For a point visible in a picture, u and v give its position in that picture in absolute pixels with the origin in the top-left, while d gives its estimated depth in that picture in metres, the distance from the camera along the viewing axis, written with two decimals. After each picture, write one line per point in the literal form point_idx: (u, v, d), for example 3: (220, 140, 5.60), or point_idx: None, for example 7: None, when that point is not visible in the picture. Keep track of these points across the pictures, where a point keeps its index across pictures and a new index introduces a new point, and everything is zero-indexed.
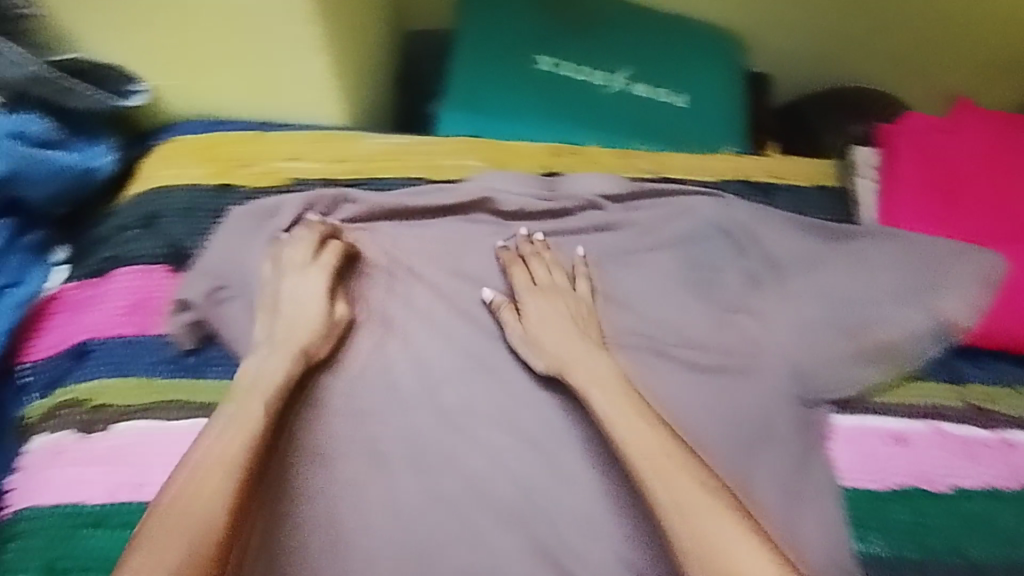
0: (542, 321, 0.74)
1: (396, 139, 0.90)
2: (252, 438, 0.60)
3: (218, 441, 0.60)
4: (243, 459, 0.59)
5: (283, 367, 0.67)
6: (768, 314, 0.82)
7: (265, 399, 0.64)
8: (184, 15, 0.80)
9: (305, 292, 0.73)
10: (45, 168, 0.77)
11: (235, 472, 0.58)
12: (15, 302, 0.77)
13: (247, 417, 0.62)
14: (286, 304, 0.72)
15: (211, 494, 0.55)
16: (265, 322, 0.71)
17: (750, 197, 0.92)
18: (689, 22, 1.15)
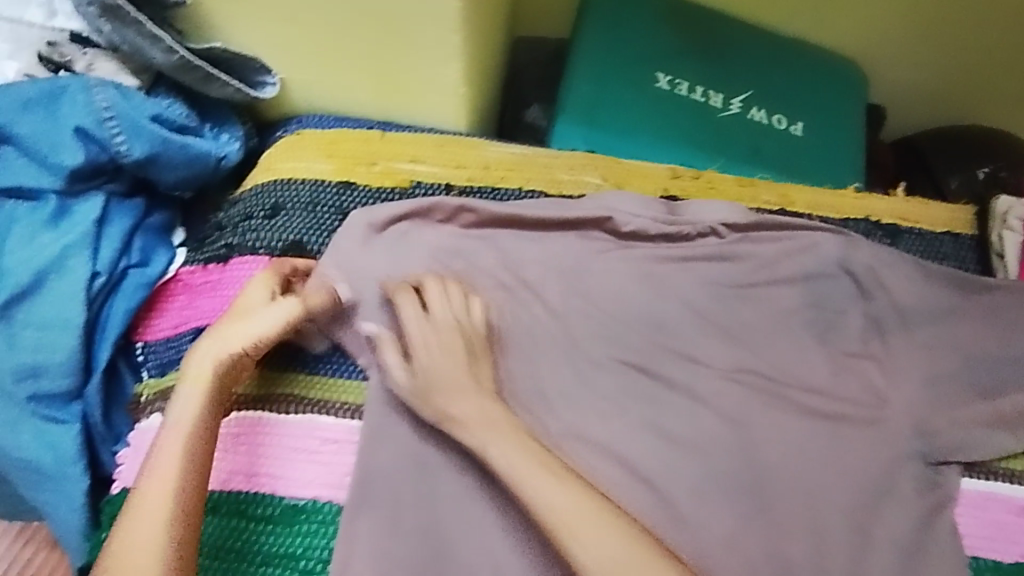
0: (427, 353, 0.70)
1: (516, 150, 0.89)
2: (166, 515, 0.60)
3: (153, 485, 0.62)
4: (167, 540, 0.59)
5: (195, 420, 0.65)
6: (896, 365, 0.79)
7: (177, 464, 0.63)
8: (323, 17, 0.79)
9: (240, 320, 0.70)
10: (183, 154, 0.78)
11: (155, 553, 0.59)
12: (140, 282, 0.79)
13: (168, 489, 0.62)
14: (219, 333, 0.69)
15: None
16: (204, 353, 0.68)
17: (876, 238, 0.88)
18: (814, 50, 1.11)
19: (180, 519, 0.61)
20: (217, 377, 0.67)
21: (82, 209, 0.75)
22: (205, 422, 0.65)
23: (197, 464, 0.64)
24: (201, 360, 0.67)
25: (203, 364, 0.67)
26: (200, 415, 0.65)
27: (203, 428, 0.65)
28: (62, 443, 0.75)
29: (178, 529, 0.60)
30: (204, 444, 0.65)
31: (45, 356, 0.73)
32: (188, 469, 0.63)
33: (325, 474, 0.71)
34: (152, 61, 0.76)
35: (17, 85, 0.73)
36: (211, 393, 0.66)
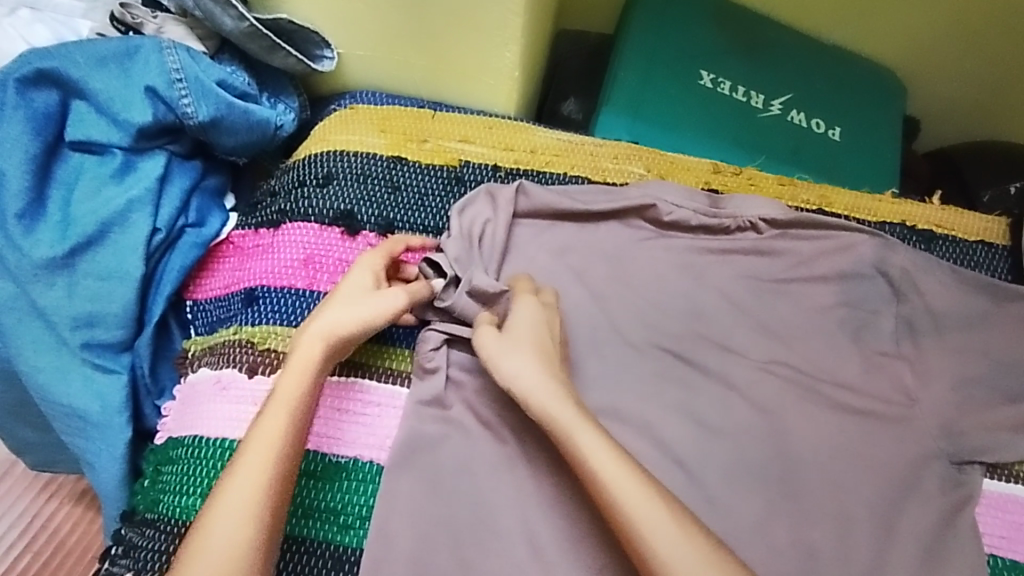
0: (505, 350, 0.67)
1: (564, 137, 0.92)
2: (258, 490, 0.59)
3: (250, 464, 0.60)
4: (257, 515, 0.59)
5: (298, 397, 0.64)
6: (924, 366, 0.81)
7: (275, 439, 0.62)
8: (382, 6, 0.82)
9: (346, 296, 0.70)
10: (245, 120, 0.81)
11: (245, 529, 0.58)
12: (195, 241, 0.81)
13: (264, 465, 0.61)
14: (328, 312, 0.68)
15: (210, 557, 0.56)
16: (315, 329, 0.67)
17: (911, 243, 0.89)
18: (856, 59, 1.13)
19: (272, 496, 0.60)
20: (325, 356, 0.67)
21: (145, 166, 0.78)
22: (309, 401, 0.65)
23: (294, 441, 0.63)
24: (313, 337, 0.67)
25: (312, 340, 0.67)
26: (303, 394, 0.65)
27: (302, 410, 0.64)
28: (109, 393, 0.77)
29: (268, 506, 0.59)
30: (304, 423, 0.64)
31: (102, 305, 0.75)
32: (284, 446, 0.62)
33: (368, 435, 0.73)
34: (223, 28, 0.79)
35: (93, 42, 0.76)
36: (316, 372, 0.66)
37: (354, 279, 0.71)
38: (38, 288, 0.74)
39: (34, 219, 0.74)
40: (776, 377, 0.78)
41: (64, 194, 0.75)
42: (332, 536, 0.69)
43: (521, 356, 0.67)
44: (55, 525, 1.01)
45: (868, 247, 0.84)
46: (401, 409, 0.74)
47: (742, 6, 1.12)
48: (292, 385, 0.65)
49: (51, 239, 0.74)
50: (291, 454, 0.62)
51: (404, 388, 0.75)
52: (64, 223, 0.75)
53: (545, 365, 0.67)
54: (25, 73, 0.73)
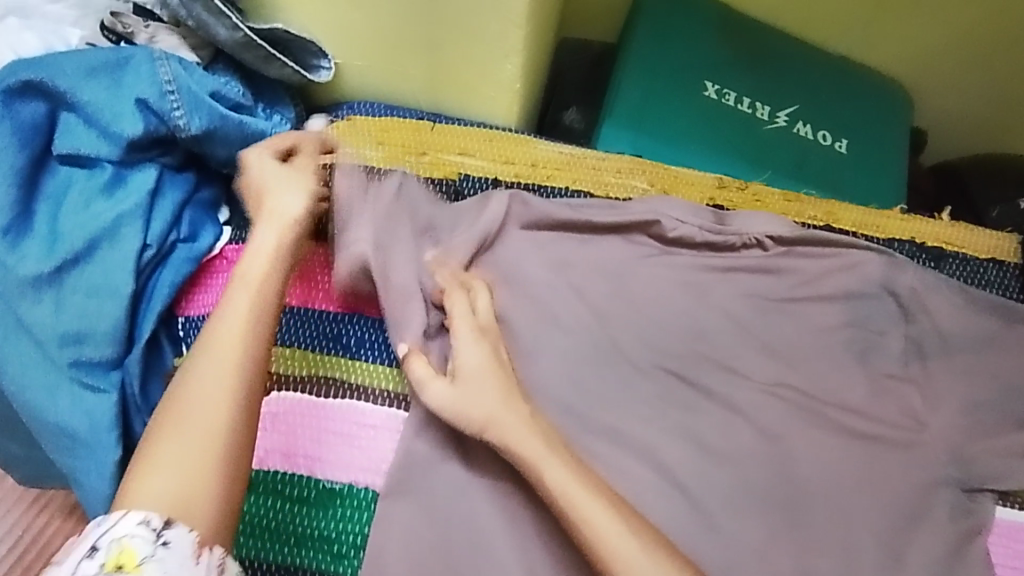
0: (466, 394, 0.66)
1: (566, 149, 0.90)
2: (231, 381, 0.61)
3: (208, 365, 0.61)
4: (235, 388, 0.61)
5: (260, 279, 0.67)
6: (932, 389, 0.79)
7: (244, 322, 0.64)
8: (380, 19, 0.81)
9: (280, 190, 0.73)
10: (239, 132, 0.79)
11: (225, 392, 0.60)
12: (187, 256, 0.79)
13: (236, 338, 0.63)
14: (279, 204, 0.71)
15: (191, 427, 0.58)
16: (268, 226, 0.70)
17: (920, 261, 0.87)
18: (862, 71, 1.11)
19: (248, 370, 0.62)
20: (281, 245, 0.69)
21: (136, 180, 0.75)
22: (274, 285, 0.67)
23: (265, 318, 0.65)
24: (271, 227, 0.70)
25: (267, 231, 0.70)
26: (266, 274, 0.67)
27: (264, 312, 0.65)
28: (97, 411, 0.74)
29: (246, 381, 0.61)
30: (270, 305, 0.66)
31: (90, 323, 0.73)
32: (254, 335, 0.64)
33: (362, 460, 0.71)
34: (216, 38, 0.77)
35: (83, 52, 0.74)
36: (277, 257, 0.69)
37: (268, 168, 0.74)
38: (24, 304, 0.72)
39: (21, 234, 0.72)
40: (781, 400, 0.76)
41: (52, 208, 0.73)
42: (325, 566, 0.67)
43: (481, 393, 0.66)
44: (46, 538, 1.00)
45: (875, 265, 0.82)
46: (397, 434, 0.72)
47: (747, 16, 1.10)
48: (253, 274, 0.67)
49: (38, 254, 0.72)
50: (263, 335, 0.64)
51: (401, 412, 0.73)
52: (51, 237, 0.72)
53: (504, 396, 0.66)
54: (11, 84, 0.71)
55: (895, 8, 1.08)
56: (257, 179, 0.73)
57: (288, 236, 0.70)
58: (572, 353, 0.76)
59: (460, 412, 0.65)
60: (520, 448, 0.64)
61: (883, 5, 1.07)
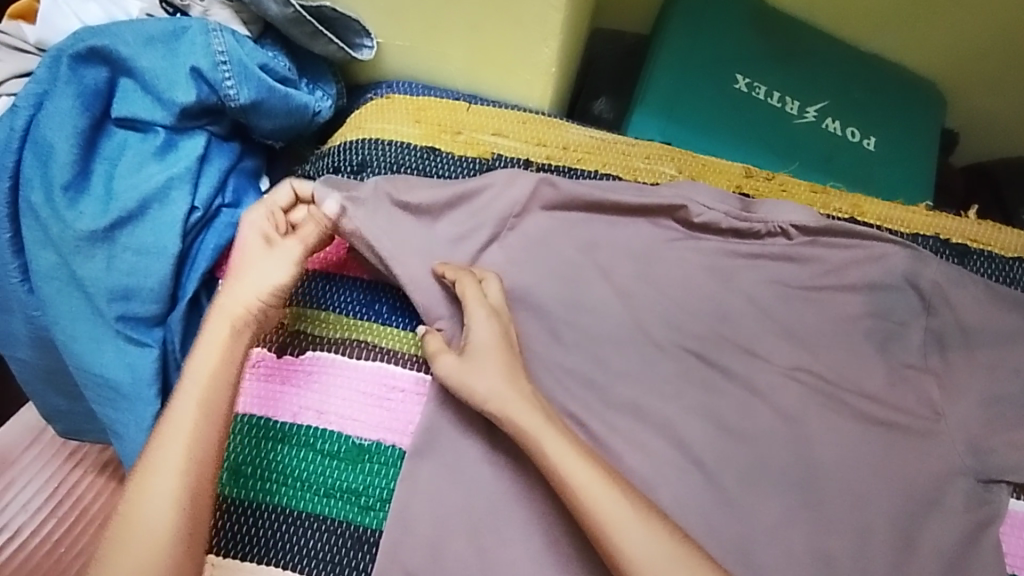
0: (472, 369, 0.70)
1: (597, 134, 0.92)
2: (187, 456, 0.66)
3: (169, 445, 0.66)
4: (180, 494, 0.65)
5: (212, 375, 0.69)
6: (952, 382, 0.79)
7: (190, 424, 0.67)
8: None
9: (253, 273, 0.74)
10: (285, 104, 0.82)
11: (173, 497, 0.64)
12: (230, 221, 0.82)
13: (185, 438, 0.66)
14: (234, 292, 0.73)
15: (142, 533, 0.63)
16: (219, 315, 0.72)
17: (944, 256, 0.88)
18: (893, 70, 1.12)
19: (195, 473, 0.66)
20: (233, 335, 0.71)
21: (187, 146, 0.79)
22: (224, 376, 0.69)
23: (213, 417, 0.68)
24: (220, 320, 0.71)
25: (225, 317, 0.72)
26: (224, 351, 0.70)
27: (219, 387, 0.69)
28: (141, 365, 0.79)
29: (192, 481, 0.65)
30: (220, 397, 0.69)
31: (139, 280, 0.77)
32: (200, 435, 0.67)
33: (393, 419, 0.73)
34: (267, 13, 0.80)
35: (141, 21, 0.77)
36: (228, 350, 0.70)
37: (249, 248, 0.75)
38: (79, 260, 0.76)
39: (78, 193, 0.75)
40: (800, 386, 0.78)
41: (107, 169, 0.77)
42: (352, 518, 0.70)
43: (486, 373, 0.70)
44: (80, 493, 0.99)
45: (899, 258, 0.84)
46: (424, 396, 0.75)
47: (780, 11, 1.11)
48: (204, 372, 0.69)
49: (93, 212, 0.75)
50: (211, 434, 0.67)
51: (429, 375, 0.76)
52: (106, 197, 0.76)
53: (508, 373, 0.70)
54: (78, 51, 0.74)
55: (932, 6, 1.07)
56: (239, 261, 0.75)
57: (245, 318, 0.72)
58: (594, 330, 0.79)
59: (461, 381, 0.70)
60: (537, 413, 0.68)
61: (920, 4, 1.07)
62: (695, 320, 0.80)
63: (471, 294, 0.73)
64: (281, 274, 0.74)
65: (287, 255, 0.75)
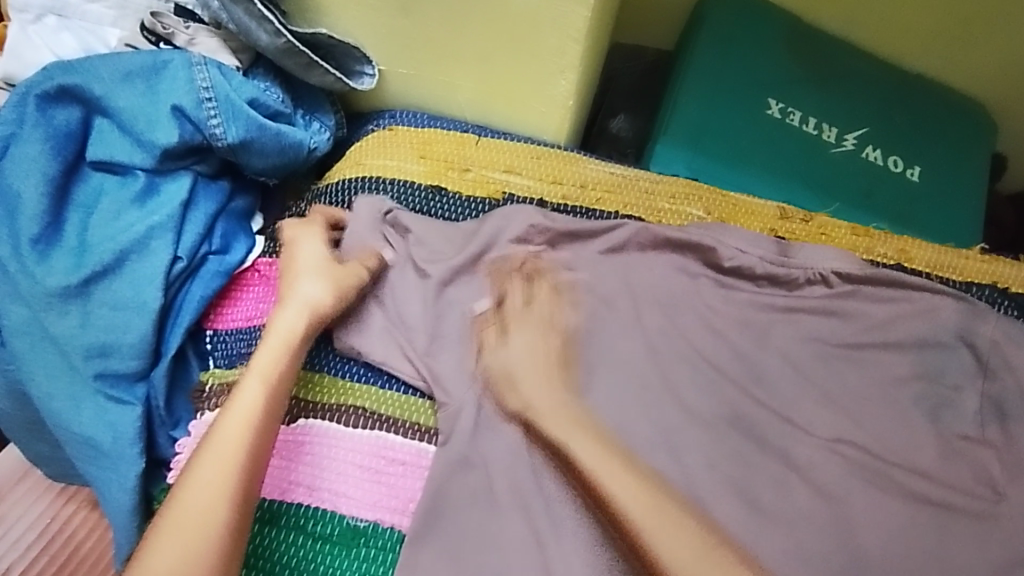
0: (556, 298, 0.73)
1: (618, 170, 0.85)
2: (246, 438, 0.59)
3: (229, 424, 0.59)
4: (235, 475, 0.57)
5: (277, 367, 0.63)
6: (1013, 456, 0.71)
7: (248, 414, 0.60)
8: (428, 23, 0.77)
9: (309, 272, 0.70)
10: (277, 142, 0.75)
11: (225, 487, 0.56)
12: (218, 269, 0.76)
13: (245, 423, 0.59)
14: (298, 290, 0.69)
15: (190, 515, 0.54)
16: (284, 315, 0.67)
17: (1004, 308, 0.80)
18: (940, 91, 1.03)
19: (249, 470, 0.58)
20: (303, 332, 0.66)
21: (169, 190, 0.73)
22: (290, 369, 0.64)
23: (274, 410, 0.61)
24: (286, 318, 0.67)
25: (288, 318, 0.67)
26: (293, 338, 0.66)
27: (283, 373, 0.63)
28: (122, 424, 0.72)
29: (247, 469, 0.58)
30: (282, 389, 0.63)
31: (116, 336, 0.70)
32: (257, 426, 0.60)
33: (390, 496, 0.67)
34: (257, 43, 0.73)
35: (120, 55, 0.70)
36: (295, 349, 0.65)
37: (306, 250, 0.72)
38: (50, 317, 0.69)
39: (50, 244, 0.69)
40: (842, 456, 0.70)
41: (82, 218, 0.71)
42: None
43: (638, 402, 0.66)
44: (70, 530, 0.91)
45: (949, 314, 0.77)
46: (424, 471, 0.68)
47: (817, 28, 1.02)
48: (267, 366, 0.63)
49: (66, 266, 0.69)
50: (270, 425, 0.60)
51: (431, 447, 0.69)
52: (80, 248, 0.70)
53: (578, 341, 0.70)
54: (46, 89, 0.68)
55: (984, 22, 0.99)
56: (292, 264, 0.71)
57: (307, 322, 0.67)
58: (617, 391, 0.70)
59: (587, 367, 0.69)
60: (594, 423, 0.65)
61: (971, 20, 0.99)
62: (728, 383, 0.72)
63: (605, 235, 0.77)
64: (344, 276, 0.71)
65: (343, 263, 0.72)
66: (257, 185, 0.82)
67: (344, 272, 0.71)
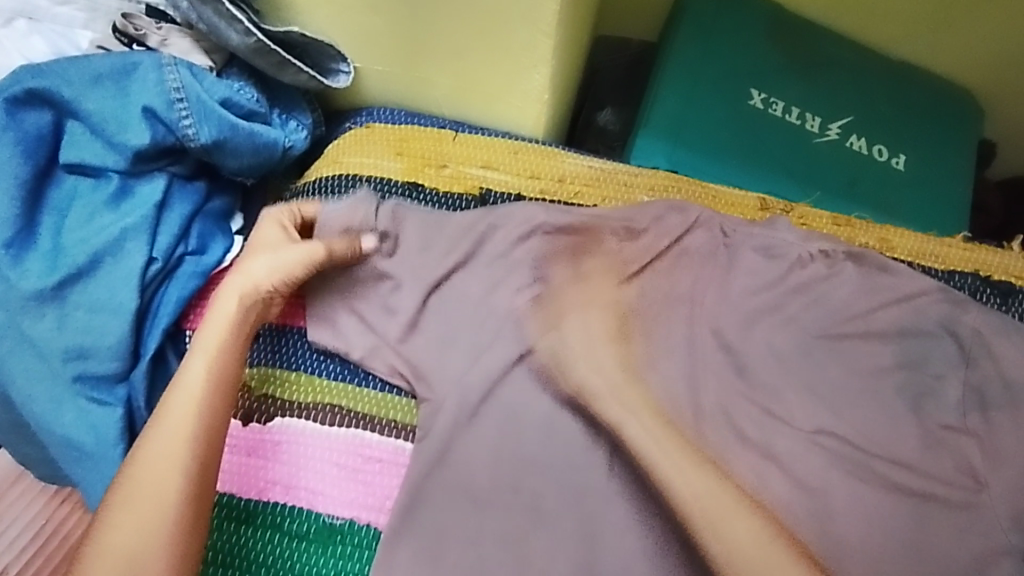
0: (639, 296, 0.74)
1: (596, 163, 0.84)
2: (193, 418, 0.59)
3: (176, 405, 0.60)
4: (185, 453, 0.58)
5: (224, 343, 0.63)
6: (995, 445, 0.70)
7: (195, 395, 0.60)
8: (398, 22, 0.76)
9: (262, 252, 0.68)
10: (251, 142, 0.75)
11: (176, 467, 0.57)
12: (195, 270, 0.76)
13: (191, 403, 0.60)
14: (247, 266, 0.67)
15: (144, 495, 0.56)
16: (229, 289, 0.65)
17: (985, 297, 0.79)
18: (925, 79, 1.02)
19: (197, 449, 0.59)
20: (248, 307, 0.65)
21: (144, 191, 0.73)
22: (234, 343, 0.64)
23: (220, 385, 0.61)
24: (231, 295, 0.65)
25: (230, 297, 0.65)
26: (239, 313, 0.65)
27: (231, 347, 0.63)
28: (103, 426, 0.72)
29: (197, 450, 0.58)
30: (229, 365, 0.63)
31: (94, 339, 0.70)
32: (205, 406, 0.60)
33: (367, 494, 0.67)
34: (228, 43, 0.73)
35: (91, 57, 0.70)
36: (242, 324, 0.65)
37: (267, 235, 0.70)
38: (27, 320, 0.69)
39: (23, 248, 0.69)
40: (821, 448, 0.70)
41: (56, 220, 0.71)
42: None
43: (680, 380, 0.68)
44: (66, 531, 0.93)
45: (930, 303, 0.76)
46: (402, 469, 0.68)
47: (800, 17, 1.01)
48: (211, 341, 0.63)
49: (40, 269, 0.69)
50: (218, 405, 0.61)
51: (409, 443, 0.69)
52: (54, 251, 0.70)
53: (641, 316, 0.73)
54: (14, 93, 0.68)
55: (969, 8, 0.97)
56: (250, 247, 0.68)
57: (251, 300, 0.66)
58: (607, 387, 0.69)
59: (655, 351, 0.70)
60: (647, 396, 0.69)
61: (957, 5, 0.97)
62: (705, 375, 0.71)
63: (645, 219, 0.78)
64: (296, 261, 0.68)
65: (306, 248, 0.69)
66: (235, 186, 0.82)
67: (301, 261, 0.68)
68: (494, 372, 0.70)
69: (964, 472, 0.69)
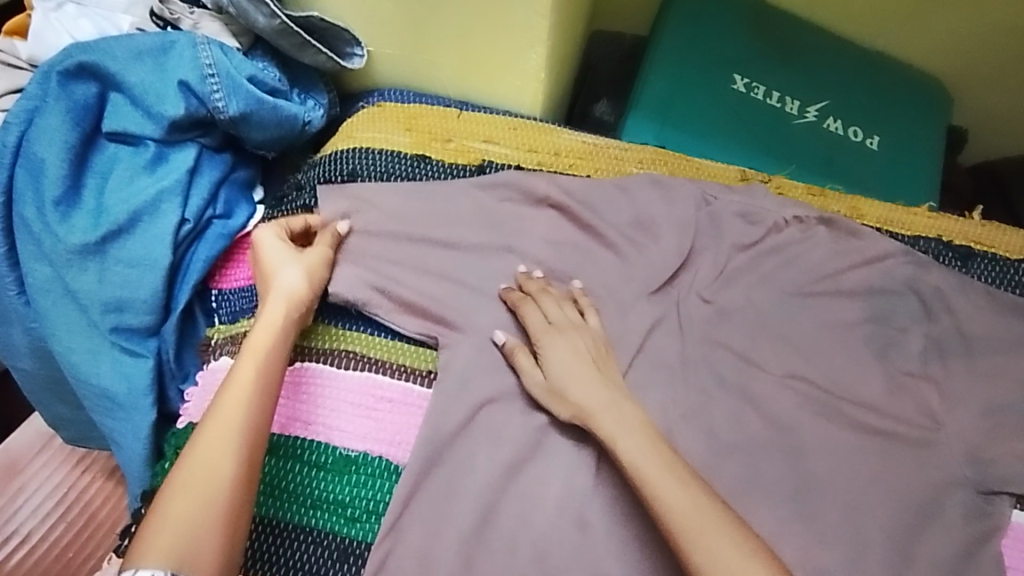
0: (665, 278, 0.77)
1: (589, 139, 0.91)
2: (249, 406, 0.65)
3: (233, 395, 0.65)
4: (241, 438, 0.63)
5: (271, 346, 0.70)
6: (952, 390, 0.77)
7: (250, 390, 0.66)
8: (409, 8, 0.84)
9: (287, 265, 0.75)
10: (274, 115, 0.83)
11: (233, 448, 0.62)
12: (222, 232, 0.83)
13: (247, 393, 0.66)
14: (281, 278, 0.74)
15: (205, 474, 0.60)
16: (274, 301, 0.73)
17: (946, 260, 0.86)
18: (897, 67, 1.09)
19: (253, 435, 0.64)
20: (290, 318, 0.73)
21: (178, 158, 0.80)
22: (281, 348, 0.70)
23: (270, 381, 0.68)
24: (274, 304, 0.72)
25: (272, 308, 0.72)
26: (282, 321, 0.72)
27: (277, 349, 0.70)
28: (136, 375, 0.78)
29: (252, 440, 0.64)
30: (276, 364, 0.69)
31: (131, 291, 0.77)
32: (256, 400, 0.66)
33: (379, 429, 0.74)
34: (255, 25, 0.81)
35: (132, 36, 0.78)
36: (286, 332, 0.72)
37: (274, 249, 0.76)
38: (71, 272, 0.76)
39: (70, 206, 0.77)
40: (794, 393, 0.76)
41: (99, 183, 0.78)
42: (339, 529, 0.70)
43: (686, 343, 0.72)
44: (88, 497, 0.95)
45: (896, 263, 0.82)
46: (410, 406, 0.75)
47: (781, 10, 1.09)
48: (262, 342, 0.70)
49: (85, 225, 0.76)
50: (269, 402, 0.67)
51: (416, 386, 0.76)
52: (98, 211, 0.77)
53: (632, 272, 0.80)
54: (67, 67, 0.76)
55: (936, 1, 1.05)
56: (265, 261, 0.76)
57: (292, 314, 0.73)
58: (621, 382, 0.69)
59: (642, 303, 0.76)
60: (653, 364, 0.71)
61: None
62: (687, 326, 0.78)
63: (646, 188, 0.84)
64: (318, 263, 0.77)
65: (318, 252, 0.77)
66: (257, 159, 0.90)
67: (322, 273, 0.77)
68: (494, 322, 0.76)
69: (924, 414, 0.76)
